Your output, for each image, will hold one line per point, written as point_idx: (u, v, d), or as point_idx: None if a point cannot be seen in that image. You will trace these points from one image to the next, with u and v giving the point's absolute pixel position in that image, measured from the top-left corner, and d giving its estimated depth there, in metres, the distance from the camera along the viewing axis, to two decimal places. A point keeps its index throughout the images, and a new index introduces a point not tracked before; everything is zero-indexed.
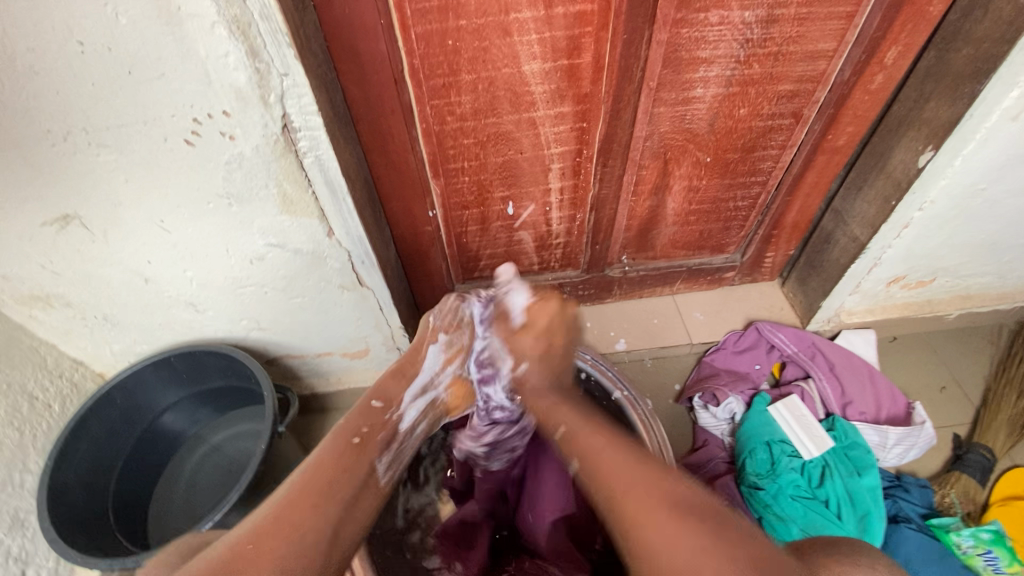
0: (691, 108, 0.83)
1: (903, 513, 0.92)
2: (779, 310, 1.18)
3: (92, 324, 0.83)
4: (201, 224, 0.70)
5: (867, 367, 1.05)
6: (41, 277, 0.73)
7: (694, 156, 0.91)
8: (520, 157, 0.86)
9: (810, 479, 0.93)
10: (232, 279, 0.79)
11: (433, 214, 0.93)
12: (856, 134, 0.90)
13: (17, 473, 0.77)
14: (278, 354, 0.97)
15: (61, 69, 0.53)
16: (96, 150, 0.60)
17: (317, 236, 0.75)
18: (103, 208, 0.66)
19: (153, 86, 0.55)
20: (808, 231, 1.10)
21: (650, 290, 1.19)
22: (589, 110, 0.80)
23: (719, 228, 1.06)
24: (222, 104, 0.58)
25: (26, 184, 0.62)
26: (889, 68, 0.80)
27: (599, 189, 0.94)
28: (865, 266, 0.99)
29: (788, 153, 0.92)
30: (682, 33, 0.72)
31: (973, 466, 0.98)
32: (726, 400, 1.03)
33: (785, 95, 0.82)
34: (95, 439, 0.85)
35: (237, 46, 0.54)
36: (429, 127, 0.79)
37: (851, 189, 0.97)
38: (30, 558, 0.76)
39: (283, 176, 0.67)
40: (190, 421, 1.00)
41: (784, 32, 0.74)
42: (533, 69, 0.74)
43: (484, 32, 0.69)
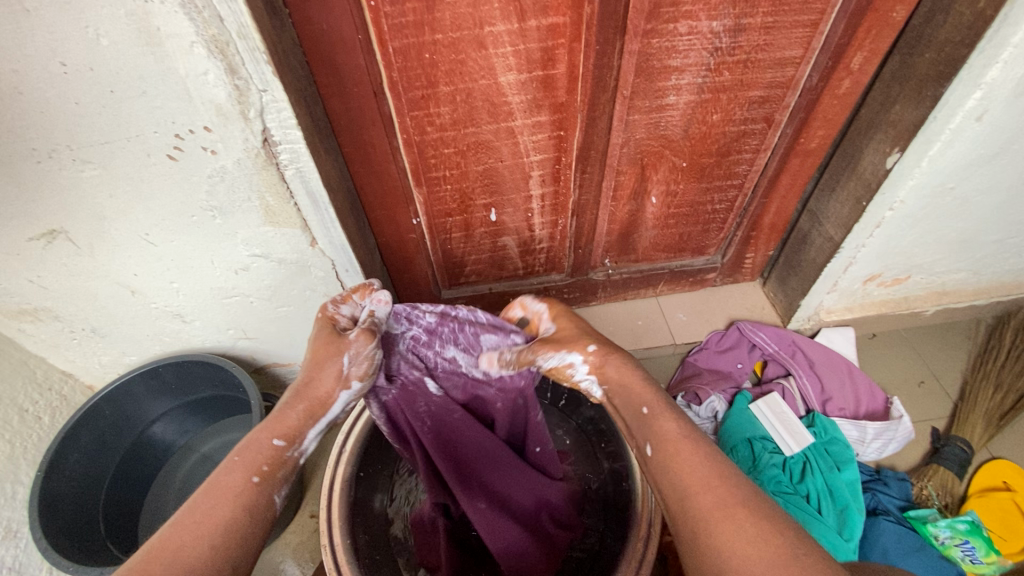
0: (665, 114, 0.85)
1: (882, 506, 0.94)
2: (761, 309, 1.20)
3: (81, 337, 0.84)
4: (186, 236, 0.72)
5: (846, 364, 1.08)
6: (29, 291, 0.74)
7: (671, 162, 0.93)
8: (500, 165, 0.88)
9: (791, 474, 0.95)
10: (218, 289, 0.81)
11: (417, 222, 0.95)
12: (828, 137, 0.92)
13: (8, 485, 0.78)
14: (266, 363, 0.98)
15: (44, 90, 0.54)
16: (81, 167, 0.62)
17: (301, 246, 0.77)
18: (89, 223, 0.68)
19: (135, 104, 0.57)
20: (786, 231, 1.13)
21: (634, 292, 1.21)
22: (566, 119, 0.83)
23: (699, 230, 1.09)
24: (203, 119, 0.60)
25: (13, 201, 0.63)
26: (856, 73, 0.82)
27: (579, 194, 0.96)
28: (841, 265, 1.01)
29: (762, 156, 0.94)
30: (652, 42, 0.75)
31: (951, 458, 1.00)
32: (709, 399, 1.06)
33: (756, 100, 0.85)
34: (85, 450, 0.86)
35: (216, 64, 0.55)
36: (410, 138, 0.80)
37: (825, 190, 0.99)
38: (22, 568, 0.77)
39: (265, 188, 0.68)
40: (180, 431, 1.01)
41: (752, 41, 0.76)
42: (509, 80, 0.76)
43: (460, 45, 0.71)
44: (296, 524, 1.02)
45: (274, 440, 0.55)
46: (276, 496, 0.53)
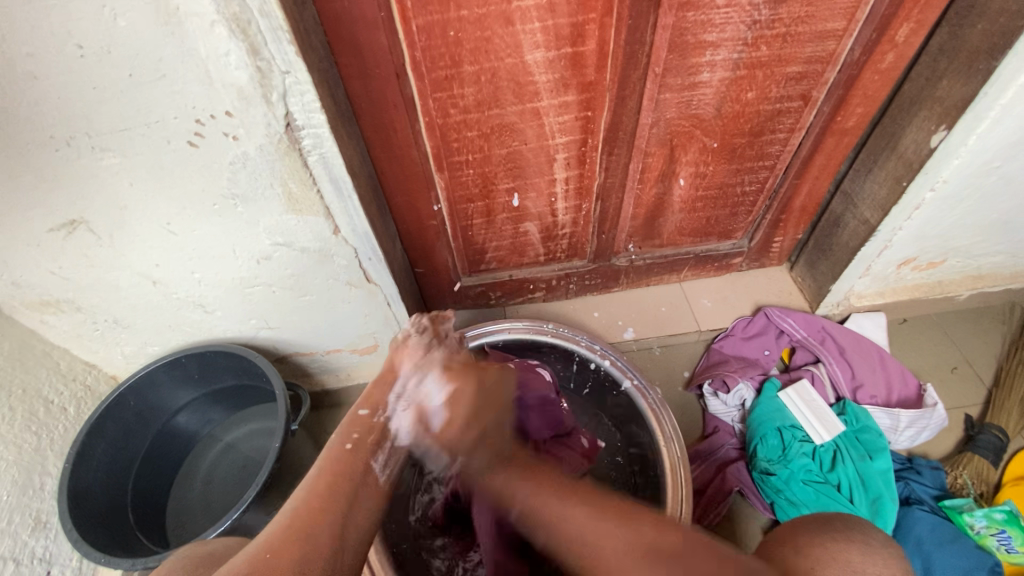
0: (697, 93, 0.81)
1: (915, 495, 0.92)
2: (788, 295, 1.17)
3: (104, 328, 0.83)
4: (206, 226, 0.70)
5: (878, 351, 1.05)
6: (51, 282, 0.73)
7: (701, 142, 0.90)
8: (524, 148, 0.85)
9: (821, 463, 0.93)
10: (240, 278, 0.79)
11: (438, 208, 0.92)
12: (866, 115, 0.88)
13: (37, 476, 0.79)
14: (287, 352, 0.97)
15: (61, 74, 0.52)
16: (100, 155, 0.60)
17: (323, 234, 0.75)
18: (108, 213, 0.66)
19: (154, 89, 0.55)
20: (816, 214, 1.09)
21: (657, 278, 1.19)
22: (594, 98, 0.79)
23: (726, 214, 1.05)
24: (224, 104, 0.57)
25: (32, 191, 0.62)
26: (901, 47, 0.78)
27: (604, 178, 0.93)
28: (875, 248, 0.98)
29: (797, 136, 0.91)
30: (688, 16, 0.71)
31: (986, 446, 0.98)
32: (736, 387, 1.03)
33: (793, 76, 0.81)
34: (111, 440, 0.86)
35: (237, 45, 0.53)
36: (432, 121, 0.78)
37: (861, 171, 0.95)
38: (53, 559, 0.78)
39: (287, 174, 0.66)
40: (203, 420, 1.00)
41: (793, 13, 0.72)
42: (537, 58, 0.72)
43: (485, 22, 0.67)
44: None
45: (358, 410, 0.64)
46: (375, 462, 0.60)
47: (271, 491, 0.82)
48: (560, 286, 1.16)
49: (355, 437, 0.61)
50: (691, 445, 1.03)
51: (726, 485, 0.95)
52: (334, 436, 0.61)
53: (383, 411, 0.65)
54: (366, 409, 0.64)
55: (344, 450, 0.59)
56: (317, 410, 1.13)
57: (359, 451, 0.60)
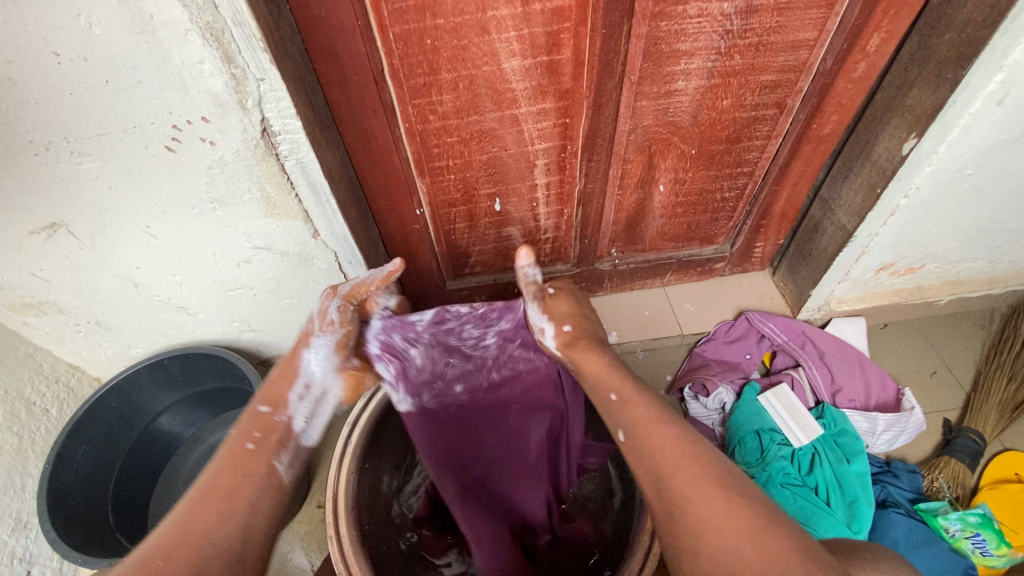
0: (673, 100, 0.83)
1: (891, 498, 0.93)
2: (770, 299, 1.18)
3: (87, 330, 0.84)
4: (186, 229, 0.71)
5: (857, 355, 1.06)
6: (32, 284, 0.74)
7: (679, 149, 0.91)
8: (504, 153, 0.86)
9: (799, 466, 0.94)
10: (221, 281, 0.80)
11: (421, 212, 0.93)
12: (842, 123, 0.89)
13: (18, 476, 0.80)
14: (271, 355, 0.98)
15: (38, 80, 0.53)
16: (79, 159, 0.61)
17: (303, 237, 0.76)
18: (88, 216, 0.67)
19: (130, 95, 0.56)
20: (797, 220, 1.10)
21: (640, 282, 1.20)
22: (571, 105, 0.80)
23: (707, 220, 1.07)
24: (200, 110, 0.58)
25: (11, 194, 0.62)
26: (872, 56, 0.79)
27: (585, 183, 0.94)
28: (853, 254, 0.99)
29: (774, 143, 0.92)
30: (661, 26, 0.72)
31: (962, 449, 0.98)
32: (716, 390, 1.04)
33: (767, 85, 0.82)
34: (93, 441, 0.86)
35: (211, 53, 0.54)
36: (412, 127, 0.79)
37: (838, 177, 0.97)
38: (33, 559, 0.79)
39: (265, 179, 0.67)
40: (187, 422, 1.01)
41: (764, 23, 0.73)
42: (513, 66, 0.74)
43: (461, 31, 0.69)
44: (303, 514, 1.02)
45: (260, 406, 0.64)
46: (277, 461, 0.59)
47: None
48: None
49: (257, 435, 0.60)
50: None
51: None
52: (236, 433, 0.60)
53: (285, 408, 0.64)
54: (267, 407, 0.64)
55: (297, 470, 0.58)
56: None
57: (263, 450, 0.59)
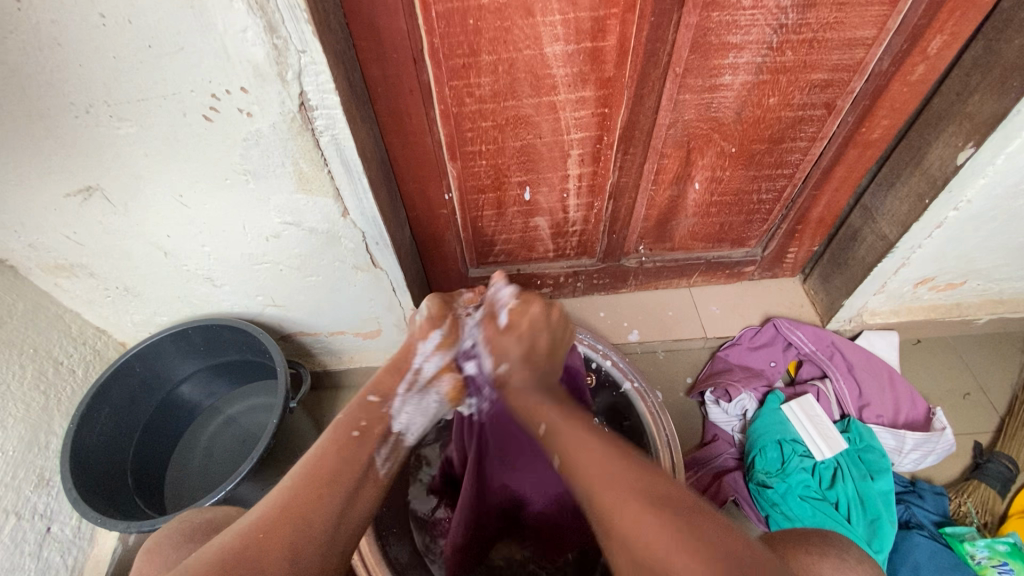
0: (718, 95, 0.80)
1: (915, 520, 0.90)
2: (798, 307, 1.15)
3: (115, 295, 0.85)
4: (219, 200, 0.71)
5: (887, 370, 1.03)
6: (66, 247, 0.75)
7: (719, 146, 0.88)
8: (538, 141, 0.84)
9: (820, 480, 0.92)
10: (249, 255, 0.80)
11: (449, 197, 0.92)
12: (892, 128, 0.86)
13: (42, 435, 0.82)
14: (292, 331, 0.98)
15: (82, 41, 0.53)
16: (118, 124, 0.61)
17: (332, 216, 0.75)
18: (122, 181, 0.67)
19: (173, 61, 0.55)
20: (834, 227, 1.07)
21: (666, 282, 1.18)
22: (612, 95, 0.78)
23: (741, 221, 1.04)
24: (240, 80, 0.58)
25: (51, 155, 0.63)
26: (932, 58, 0.76)
27: (618, 176, 0.92)
28: (892, 265, 0.96)
29: (818, 145, 0.88)
30: (712, 16, 0.69)
31: (994, 475, 0.95)
32: (739, 397, 1.02)
33: (818, 84, 0.79)
34: (116, 405, 0.88)
35: (255, 22, 0.53)
36: (447, 109, 0.78)
37: (883, 185, 0.93)
38: (53, 515, 0.82)
39: (299, 154, 0.66)
40: (207, 392, 1.02)
41: (822, 18, 0.70)
42: (556, 51, 0.72)
43: (506, 12, 0.67)
44: None
45: (368, 396, 0.62)
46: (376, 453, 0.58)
47: (266, 466, 0.83)
48: (567, 283, 1.15)
49: (361, 423, 0.58)
50: (689, 452, 1.02)
51: (721, 494, 0.94)
52: (342, 419, 0.59)
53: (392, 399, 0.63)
54: (374, 396, 0.62)
55: (351, 438, 0.57)
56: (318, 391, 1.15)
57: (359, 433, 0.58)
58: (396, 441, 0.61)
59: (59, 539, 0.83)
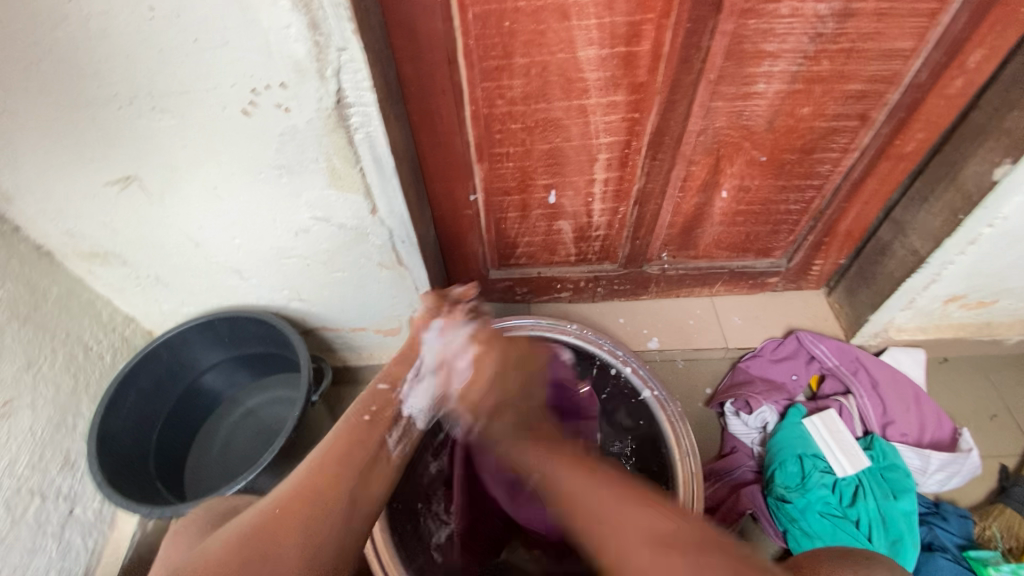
0: (750, 103, 0.79)
1: (938, 542, 0.88)
2: (822, 320, 1.13)
3: (146, 283, 0.87)
4: (252, 193, 0.72)
5: (913, 388, 1.01)
6: (101, 234, 0.77)
7: (748, 155, 0.87)
8: (567, 145, 0.84)
9: (841, 497, 0.90)
10: (278, 248, 0.81)
11: (475, 198, 0.92)
12: (927, 141, 0.84)
13: (70, 417, 0.84)
14: (315, 326, 0.99)
15: (131, 33, 0.54)
16: (159, 115, 0.62)
17: (361, 212, 0.76)
18: (160, 171, 0.68)
19: (216, 55, 0.56)
20: (862, 240, 1.05)
21: (687, 290, 1.17)
22: (643, 100, 0.78)
23: (767, 231, 1.03)
24: (280, 76, 0.59)
25: (93, 144, 0.64)
26: (972, 72, 0.74)
27: (645, 182, 0.92)
28: (922, 281, 0.94)
29: (850, 157, 0.87)
30: (749, 24, 0.69)
31: (1022, 500, 0.92)
32: (759, 408, 1.00)
33: (853, 95, 0.78)
34: (142, 391, 0.89)
35: (299, 18, 0.54)
36: (478, 110, 0.78)
37: (915, 200, 0.91)
38: (77, 498, 0.84)
39: (333, 150, 0.67)
40: (229, 382, 1.03)
41: (861, 27, 0.69)
42: (589, 55, 0.72)
43: (542, 15, 0.67)
44: None
45: (378, 385, 0.67)
46: (387, 437, 0.60)
47: (285, 458, 0.84)
48: (588, 288, 1.15)
49: (372, 410, 0.63)
50: (707, 463, 1.01)
51: (738, 507, 0.93)
52: (355, 406, 0.63)
53: (400, 386, 0.67)
54: (385, 385, 0.67)
55: (363, 422, 0.61)
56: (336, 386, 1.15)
57: (374, 426, 0.61)
58: (407, 427, 0.64)
59: (81, 522, 0.84)
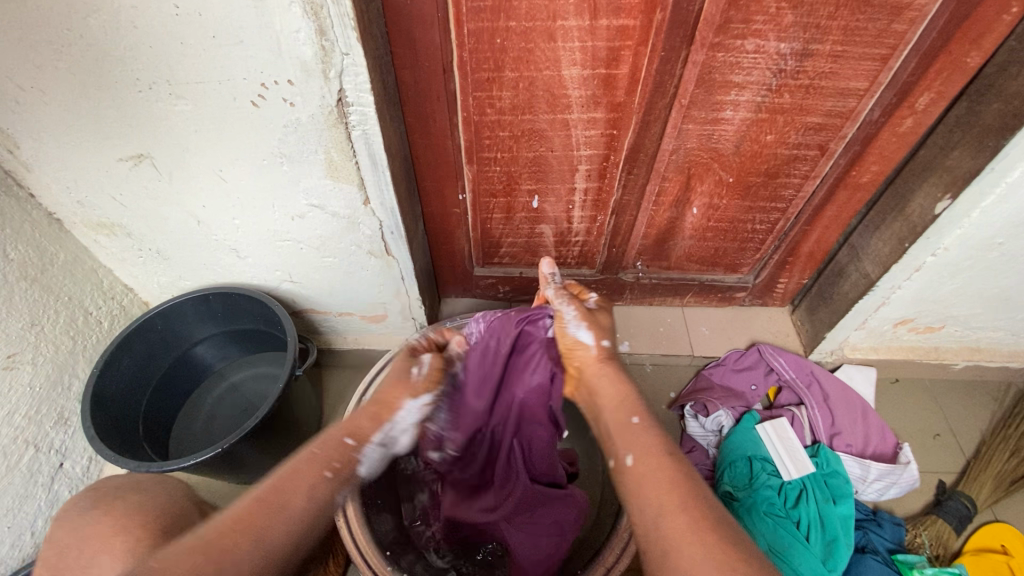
0: (719, 128, 0.86)
1: (871, 545, 0.94)
2: (784, 335, 1.20)
3: (146, 256, 0.92)
4: (254, 178, 0.78)
5: (861, 404, 1.08)
6: (110, 207, 0.82)
7: (717, 175, 0.95)
8: (550, 154, 0.91)
9: (785, 499, 0.96)
10: (274, 231, 0.87)
11: (463, 198, 0.99)
12: (880, 174, 0.92)
13: (66, 377, 0.89)
14: (304, 308, 1.05)
15: (156, 26, 0.60)
16: (175, 101, 0.68)
17: (354, 203, 0.82)
18: (170, 152, 0.74)
19: (231, 51, 0.63)
20: (823, 262, 1.12)
21: (660, 299, 1.24)
22: (621, 118, 0.85)
23: (735, 248, 1.10)
24: (288, 73, 0.65)
25: (111, 123, 0.70)
26: (920, 113, 0.82)
27: (621, 194, 0.98)
28: (872, 303, 1.01)
29: (810, 184, 0.95)
30: (718, 56, 0.76)
31: (952, 513, 0.99)
32: (716, 412, 1.07)
33: (812, 126, 0.85)
34: (135, 357, 0.94)
35: (308, 24, 0.60)
36: (469, 117, 0.85)
37: (869, 227, 0.98)
38: (67, 452, 0.89)
39: (332, 144, 0.74)
40: (218, 356, 1.08)
41: (818, 67, 0.76)
42: (572, 74, 0.78)
43: (530, 35, 0.74)
44: None
45: (345, 438, 0.64)
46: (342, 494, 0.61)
47: (266, 428, 0.90)
48: None
49: (336, 466, 0.60)
50: None
51: None
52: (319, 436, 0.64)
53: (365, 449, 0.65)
54: (351, 439, 0.64)
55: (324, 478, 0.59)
56: (319, 367, 1.20)
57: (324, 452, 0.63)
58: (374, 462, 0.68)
59: (69, 475, 0.90)
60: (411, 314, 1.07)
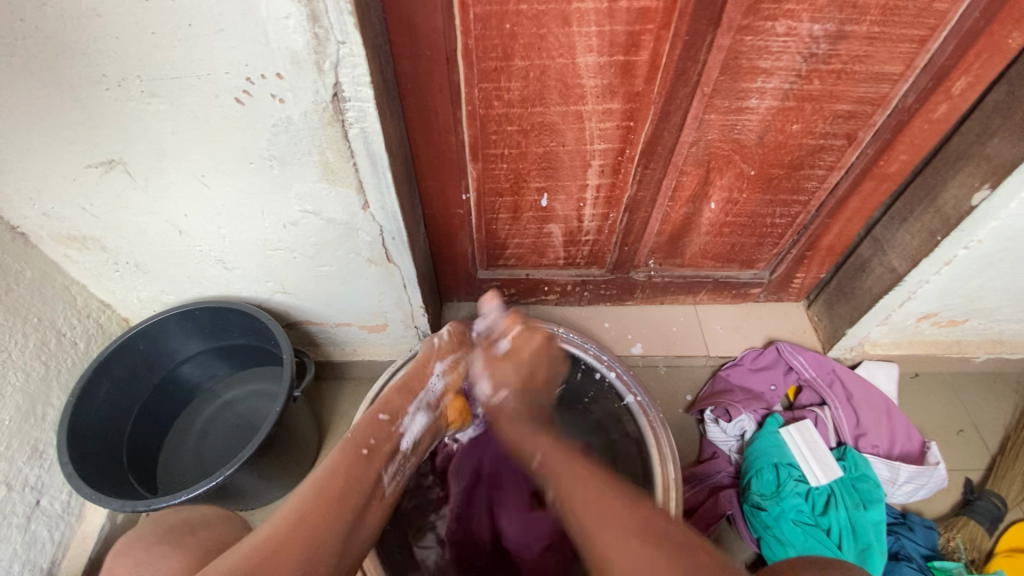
0: (743, 118, 0.81)
1: (904, 551, 0.91)
2: (801, 332, 1.16)
3: (124, 270, 0.84)
4: (240, 183, 0.71)
5: (885, 403, 1.04)
6: (81, 218, 0.74)
7: (738, 168, 0.89)
8: (561, 149, 0.85)
9: (813, 505, 0.92)
10: (264, 240, 0.80)
11: (466, 198, 0.92)
12: (910, 163, 0.87)
13: (39, 406, 0.81)
14: (299, 319, 0.97)
15: (122, 14, 0.52)
16: (148, 100, 0.60)
17: (352, 208, 0.75)
18: (146, 157, 0.67)
19: (211, 41, 0.55)
20: (843, 256, 1.08)
21: (671, 297, 1.18)
22: (638, 109, 0.79)
23: (752, 243, 1.05)
24: (277, 66, 0.58)
25: (75, 126, 0.62)
26: (955, 99, 0.77)
27: (636, 190, 0.92)
28: (898, 298, 0.97)
29: (835, 175, 0.89)
30: (745, 40, 0.70)
31: (983, 513, 0.96)
32: (738, 418, 1.02)
33: (842, 114, 0.80)
34: (116, 380, 0.87)
35: (298, 10, 0.53)
36: (474, 110, 0.78)
37: (895, 219, 0.94)
38: (44, 488, 0.82)
39: (326, 144, 0.66)
40: (207, 373, 1.01)
41: (852, 50, 0.71)
42: (588, 61, 0.72)
43: (543, 19, 0.67)
44: None
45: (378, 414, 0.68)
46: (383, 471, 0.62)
47: (265, 454, 0.83)
48: (574, 292, 1.16)
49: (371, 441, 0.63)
50: (687, 468, 1.03)
51: (716, 509, 0.95)
52: (351, 438, 0.63)
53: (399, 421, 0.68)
54: (385, 415, 0.68)
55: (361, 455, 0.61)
56: (317, 380, 1.14)
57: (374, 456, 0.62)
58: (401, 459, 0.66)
59: (48, 513, 0.82)
60: (414, 322, 1.00)
